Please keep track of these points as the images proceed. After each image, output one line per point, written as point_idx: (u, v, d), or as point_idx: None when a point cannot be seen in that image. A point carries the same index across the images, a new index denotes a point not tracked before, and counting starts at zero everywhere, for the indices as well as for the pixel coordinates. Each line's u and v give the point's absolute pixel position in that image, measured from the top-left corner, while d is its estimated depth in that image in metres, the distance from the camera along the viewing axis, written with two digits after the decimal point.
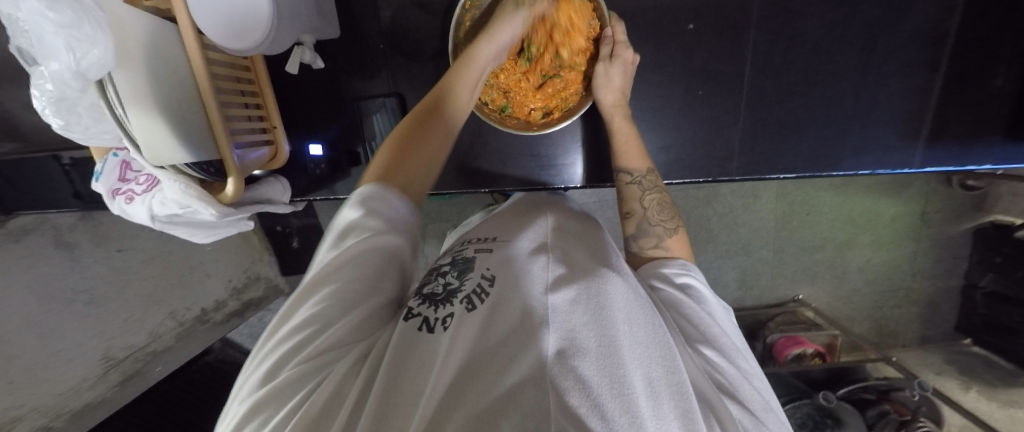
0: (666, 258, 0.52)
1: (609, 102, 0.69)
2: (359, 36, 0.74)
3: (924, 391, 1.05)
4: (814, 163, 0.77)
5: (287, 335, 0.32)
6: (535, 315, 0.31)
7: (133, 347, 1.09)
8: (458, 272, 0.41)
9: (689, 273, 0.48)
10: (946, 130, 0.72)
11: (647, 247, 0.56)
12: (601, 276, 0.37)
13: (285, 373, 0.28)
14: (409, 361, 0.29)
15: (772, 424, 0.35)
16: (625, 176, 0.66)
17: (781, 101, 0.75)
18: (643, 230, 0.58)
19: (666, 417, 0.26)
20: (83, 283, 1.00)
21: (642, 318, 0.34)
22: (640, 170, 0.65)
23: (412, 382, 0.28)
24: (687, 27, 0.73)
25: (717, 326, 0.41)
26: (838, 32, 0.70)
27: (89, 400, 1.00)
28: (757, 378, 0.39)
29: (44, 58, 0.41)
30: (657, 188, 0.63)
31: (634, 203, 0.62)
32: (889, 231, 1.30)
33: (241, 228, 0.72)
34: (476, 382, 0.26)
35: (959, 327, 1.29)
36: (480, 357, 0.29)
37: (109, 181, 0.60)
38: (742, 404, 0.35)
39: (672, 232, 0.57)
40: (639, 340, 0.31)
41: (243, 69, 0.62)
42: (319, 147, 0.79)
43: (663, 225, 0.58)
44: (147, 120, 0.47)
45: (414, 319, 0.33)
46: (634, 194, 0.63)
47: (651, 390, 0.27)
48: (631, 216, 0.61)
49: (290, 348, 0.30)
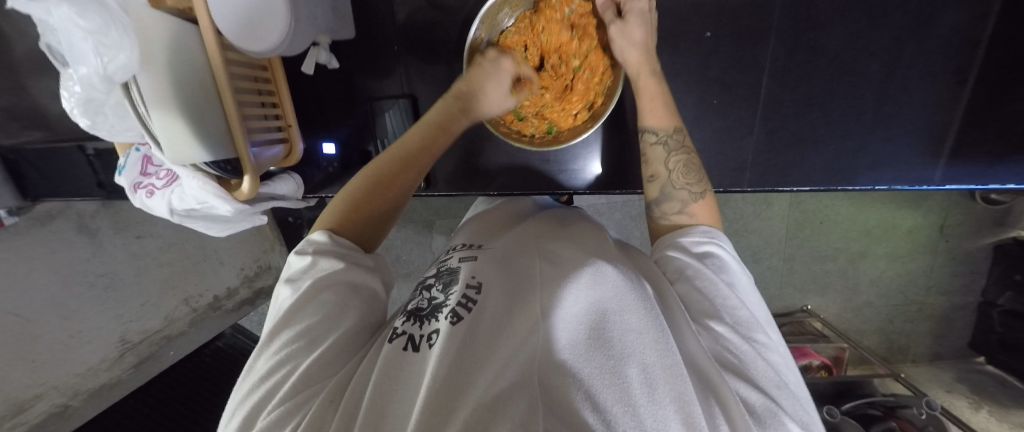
0: (687, 226, 0.50)
1: (636, 62, 0.63)
2: (375, 36, 0.74)
3: (932, 410, 1.04)
4: (828, 177, 0.76)
5: (258, 381, 0.34)
6: (518, 321, 0.33)
7: (150, 330, 1.12)
8: (443, 285, 0.41)
9: (714, 241, 0.45)
10: (970, 147, 0.70)
11: (670, 212, 0.54)
12: (591, 268, 0.37)
13: (261, 421, 0.30)
14: (396, 381, 0.30)
15: (789, 402, 0.33)
16: (650, 137, 0.62)
17: (797, 112, 0.74)
18: (666, 197, 0.55)
19: (662, 402, 0.25)
20: (106, 267, 1.03)
21: (637, 302, 0.32)
22: (668, 128, 0.60)
23: (394, 405, 0.29)
24: (705, 34, 0.71)
25: (736, 300, 0.39)
26: (862, 42, 0.68)
27: (106, 380, 1.04)
28: (778, 354, 0.37)
29: (74, 62, 0.42)
30: (684, 148, 0.59)
31: (659, 166, 0.59)
32: (906, 244, 1.27)
33: (255, 222, 0.73)
34: (466, 394, 0.27)
35: (973, 344, 1.27)
36: (460, 370, 0.29)
37: (132, 175, 0.63)
38: (754, 382, 0.33)
39: (700, 197, 0.53)
40: (637, 326, 0.30)
41: (260, 68, 0.63)
42: (332, 146, 0.81)
43: (688, 188, 0.54)
44: (169, 120, 0.49)
45: (400, 339, 0.35)
46: (658, 156, 0.60)
47: (646, 377, 0.27)
48: (655, 181, 0.58)
49: (260, 398, 0.32)
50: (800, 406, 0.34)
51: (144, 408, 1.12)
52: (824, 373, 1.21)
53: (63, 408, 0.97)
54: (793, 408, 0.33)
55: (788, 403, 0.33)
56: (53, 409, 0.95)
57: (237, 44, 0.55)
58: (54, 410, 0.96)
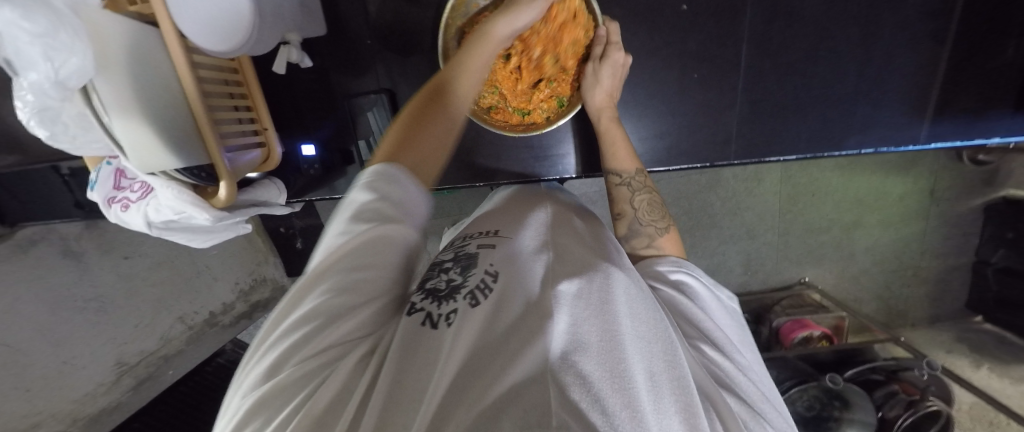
0: (658, 257, 0.51)
1: (599, 104, 0.69)
2: (348, 33, 0.73)
3: (933, 370, 1.03)
4: (816, 144, 0.76)
5: (285, 333, 0.30)
6: (532, 317, 0.30)
7: (145, 351, 1.11)
8: (462, 268, 0.40)
9: (683, 269, 0.47)
10: (954, 105, 0.70)
11: (639, 247, 0.56)
12: (601, 274, 0.37)
13: (292, 369, 0.27)
14: (414, 358, 0.29)
15: (771, 417, 0.35)
16: (615, 178, 0.66)
17: (780, 80, 0.73)
18: (634, 232, 0.58)
19: (669, 410, 0.25)
20: (95, 290, 1.01)
21: (642, 314, 0.33)
22: (629, 171, 0.65)
23: (415, 382, 0.27)
24: (682, 8, 0.70)
25: (710, 320, 0.40)
26: (840, 6, 0.68)
27: (105, 404, 1.02)
28: (754, 372, 0.39)
29: (25, 68, 0.40)
30: (647, 188, 0.64)
31: (625, 205, 0.62)
32: (898, 210, 1.27)
33: (239, 231, 0.72)
34: (481, 380, 0.25)
35: (968, 303, 1.28)
36: (475, 355, 0.28)
37: (105, 190, 0.61)
38: (739, 396, 0.34)
39: (664, 231, 0.57)
40: (641, 335, 0.30)
41: (230, 70, 0.62)
42: (312, 147, 0.79)
43: (653, 225, 0.58)
44: (132, 127, 0.47)
45: (418, 314, 0.33)
46: (625, 195, 0.63)
47: (652, 385, 0.26)
48: (622, 218, 0.61)
49: (297, 342, 0.29)
50: (777, 416, 0.36)
51: None
52: (826, 343, 1.21)
53: None
54: (774, 421, 0.35)
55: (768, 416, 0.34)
56: None
57: (206, 47, 0.53)
58: None
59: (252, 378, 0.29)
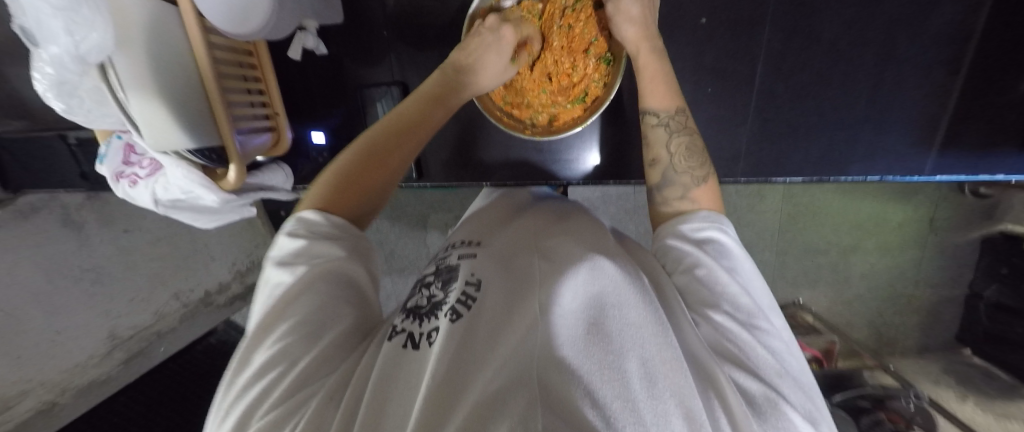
0: (691, 209, 0.47)
1: (632, 39, 0.62)
2: (365, 22, 0.73)
3: (920, 401, 1.06)
4: (821, 168, 0.76)
5: (244, 387, 0.30)
6: (515, 326, 0.32)
7: (139, 326, 1.11)
8: (443, 282, 0.41)
9: (718, 227, 0.43)
10: (962, 138, 0.70)
11: (673, 197, 0.50)
12: (588, 264, 0.36)
13: (258, 422, 0.28)
14: (395, 381, 0.29)
15: (798, 397, 0.31)
16: (652, 118, 0.58)
17: (790, 101, 0.73)
18: (668, 179, 0.52)
19: (663, 398, 0.25)
20: (93, 261, 1.01)
21: (635, 298, 0.32)
22: (668, 109, 0.57)
23: (398, 401, 0.27)
24: (699, 21, 0.71)
25: (737, 286, 0.37)
26: (855, 32, 0.68)
27: (94, 377, 1.02)
28: (784, 338, 0.36)
29: (46, 42, 0.41)
30: (687, 129, 0.56)
31: (660, 148, 0.55)
32: (897, 237, 1.28)
33: (244, 213, 0.72)
34: (468, 387, 0.26)
35: (958, 337, 1.26)
36: (460, 365, 0.28)
37: (114, 164, 0.61)
38: (756, 367, 0.32)
39: (702, 181, 0.50)
40: (633, 322, 0.30)
41: (246, 54, 0.62)
42: (321, 134, 0.79)
43: (690, 173, 0.51)
44: (149, 105, 0.47)
45: (399, 337, 0.34)
46: (660, 137, 0.56)
47: (645, 373, 0.26)
48: (656, 165, 0.54)
49: (256, 397, 0.29)
50: (807, 387, 0.33)
51: (135, 405, 1.11)
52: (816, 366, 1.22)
53: (51, 405, 0.95)
54: (801, 393, 0.32)
55: (790, 392, 0.31)
56: (41, 406, 0.94)
57: (221, 27, 0.54)
58: (42, 407, 0.94)
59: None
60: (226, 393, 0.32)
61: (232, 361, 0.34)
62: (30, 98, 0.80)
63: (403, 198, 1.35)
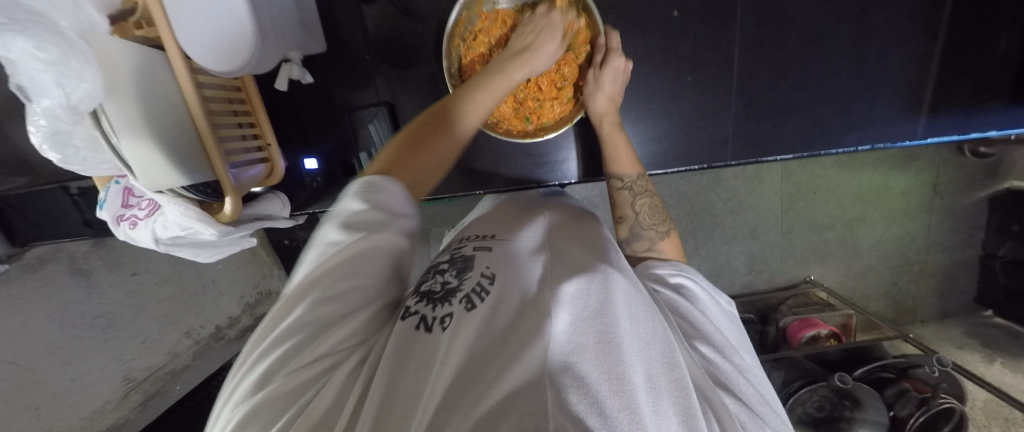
0: (658, 258, 0.50)
1: (602, 109, 0.68)
2: (348, 48, 0.75)
3: (943, 367, 1.03)
4: (811, 142, 0.76)
5: (272, 343, 0.29)
6: (528, 316, 0.31)
7: (153, 367, 1.11)
8: (458, 271, 0.40)
9: (683, 273, 0.45)
10: (947, 100, 0.71)
11: (640, 250, 0.53)
12: (603, 275, 0.36)
13: (277, 381, 0.26)
14: (407, 362, 0.28)
15: (771, 419, 0.34)
16: (616, 182, 0.64)
17: (772, 80, 0.74)
18: (635, 235, 0.55)
19: (666, 413, 0.26)
20: (103, 308, 1.02)
21: (643, 315, 0.32)
22: (630, 175, 0.63)
23: (409, 384, 0.27)
24: (673, 13, 0.72)
25: (711, 324, 0.40)
26: (829, 5, 0.69)
27: (112, 421, 1.03)
28: (755, 374, 0.38)
29: (38, 95, 0.42)
30: (648, 192, 0.61)
31: (626, 208, 0.59)
32: (902, 205, 1.27)
33: (244, 245, 0.74)
34: (477, 385, 0.25)
35: (977, 299, 1.27)
36: (474, 360, 0.28)
37: (113, 208, 0.63)
38: (738, 396, 0.34)
39: (665, 235, 0.54)
40: (641, 336, 0.30)
41: (234, 89, 0.63)
42: (314, 161, 0.81)
43: (654, 229, 0.55)
44: (140, 146, 0.49)
45: (412, 318, 0.32)
46: (625, 199, 0.61)
47: (651, 386, 0.27)
48: (623, 222, 0.58)
49: (278, 357, 0.28)
50: (777, 420, 0.35)
51: None
52: (834, 342, 1.17)
53: None
54: (774, 424, 0.34)
55: (768, 419, 0.34)
56: None
57: (206, 66, 0.55)
58: None
59: (237, 393, 0.28)
60: (241, 361, 0.30)
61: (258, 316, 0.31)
62: (30, 153, 0.81)
63: None
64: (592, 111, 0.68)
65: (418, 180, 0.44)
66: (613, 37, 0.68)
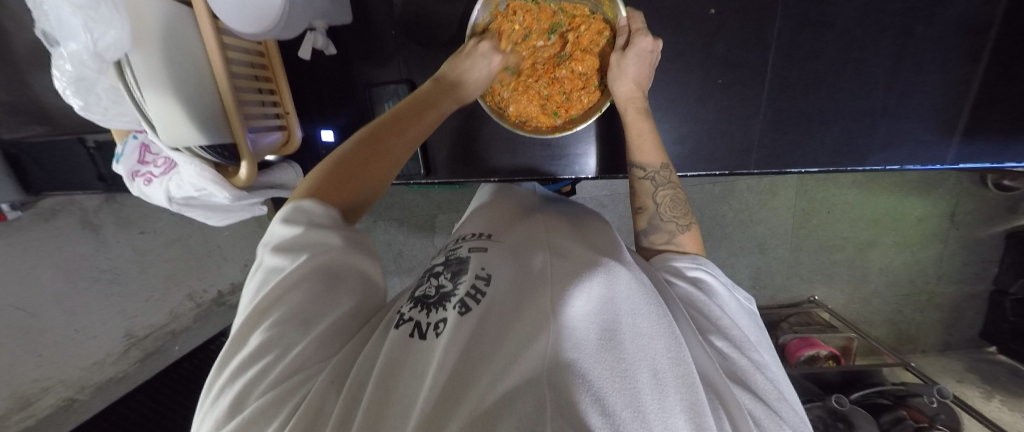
0: (678, 253, 0.49)
1: (626, 94, 0.64)
2: (374, 21, 0.73)
3: (943, 398, 1.01)
4: (836, 157, 0.74)
5: (242, 365, 0.31)
6: (526, 317, 0.32)
7: (156, 325, 1.13)
8: (452, 273, 0.40)
9: (702, 266, 0.45)
10: (984, 126, 0.68)
11: (658, 242, 0.53)
12: (606, 271, 0.35)
13: (252, 404, 0.28)
14: (402, 368, 0.29)
15: (788, 416, 0.33)
16: (638, 171, 0.60)
17: (803, 90, 0.72)
18: (654, 227, 0.54)
19: (672, 410, 0.24)
20: (111, 263, 1.03)
21: (647, 310, 0.31)
22: (654, 164, 0.59)
23: (404, 388, 0.27)
24: (710, 11, 0.70)
25: (727, 318, 0.39)
26: (872, 17, 0.66)
27: (112, 374, 1.05)
28: (773, 372, 0.37)
29: (68, 39, 0.43)
30: (672, 183, 0.57)
31: (646, 198, 0.57)
32: (918, 232, 1.25)
33: (255, 212, 0.74)
34: (471, 388, 0.26)
35: (984, 334, 1.25)
36: (469, 362, 0.28)
37: (130, 163, 0.63)
38: (754, 393, 0.33)
39: (686, 228, 0.52)
40: (646, 333, 0.29)
41: (257, 54, 0.63)
42: (331, 133, 0.80)
43: (675, 221, 0.53)
44: (162, 102, 0.49)
45: (406, 326, 0.33)
46: (646, 189, 0.58)
47: (658, 382, 0.25)
48: (642, 212, 0.57)
49: (251, 380, 0.30)
50: (796, 418, 0.34)
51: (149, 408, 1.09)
52: (832, 363, 1.17)
53: (71, 401, 0.99)
54: (792, 421, 0.33)
55: (787, 416, 0.33)
56: (61, 403, 0.98)
57: (234, 29, 0.54)
58: (62, 404, 0.98)
59: (213, 420, 0.30)
60: (215, 388, 0.33)
61: (230, 343, 0.34)
62: None
63: (411, 199, 1.35)
64: (617, 97, 0.65)
65: (355, 191, 0.45)
66: (635, 18, 0.66)
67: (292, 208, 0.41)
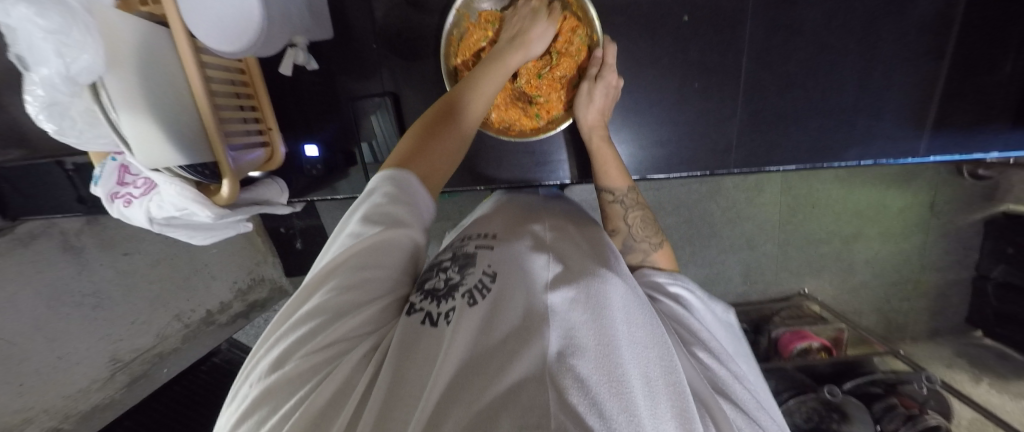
0: (654, 269, 0.51)
1: (591, 120, 0.68)
2: (355, 36, 0.74)
3: (933, 384, 1.03)
4: (814, 154, 0.76)
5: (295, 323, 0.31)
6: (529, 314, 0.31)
7: (142, 348, 1.10)
8: (460, 267, 0.39)
9: (680, 281, 0.46)
10: (950, 120, 0.71)
11: (634, 262, 0.55)
12: (603, 276, 0.36)
13: (293, 364, 0.28)
14: (415, 355, 0.28)
15: (768, 426, 0.34)
16: (607, 195, 0.64)
17: (778, 90, 0.74)
18: (630, 247, 0.57)
19: (663, 416, 0.25)
20: (94, 286, 1.01)
21: (639, 319, 0.32)
22: (621, 188, 0.62)
23: (415, 377, 0.27)
24: (683, 18, 0.71)
25: (707, 332, 0.40)
26: (838, 19, 0.69)
27: (98, 401, 1.00)
28: (750, 383, 0.38)
29: (37, 64, 0.42)
30: (639, 205, 0.61)
31: (619, 221, 0.60)
32: (898, 223, 1.28)
33: (239, 229, 0.74)
34: (480, 379, 0.25)
35: (969, 319, 1.27)
36: (478, 357, 0.27)
37: (108, 185, 0.62)
38: (735, 403, 0.33)
39: (658, 247, 0.56)
40: (639, 341, 0.30)
41: (236, 72, 0.63)
42: (314, 148, 0.80)
43: (648, 240, 0.57)
44: (138, 122, 0.48)
45: (417, 314, 0.32)
46: (617, 213, 0.61)
47: (648, 390, 0.26)
48: (617, 235, 0.60)
49: (295, 341, 0.29)
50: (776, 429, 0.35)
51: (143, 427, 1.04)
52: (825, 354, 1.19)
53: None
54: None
55: (767, 425, 0.34)
56: None
57: (212, 47, 0.54)
58: None
59: (258, 370, 0.30)
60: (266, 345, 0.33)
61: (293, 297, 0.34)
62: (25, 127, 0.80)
63: None
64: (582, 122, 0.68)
65: (431, 167, 0.46)
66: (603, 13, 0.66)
67: (378, 178, 0.42)
